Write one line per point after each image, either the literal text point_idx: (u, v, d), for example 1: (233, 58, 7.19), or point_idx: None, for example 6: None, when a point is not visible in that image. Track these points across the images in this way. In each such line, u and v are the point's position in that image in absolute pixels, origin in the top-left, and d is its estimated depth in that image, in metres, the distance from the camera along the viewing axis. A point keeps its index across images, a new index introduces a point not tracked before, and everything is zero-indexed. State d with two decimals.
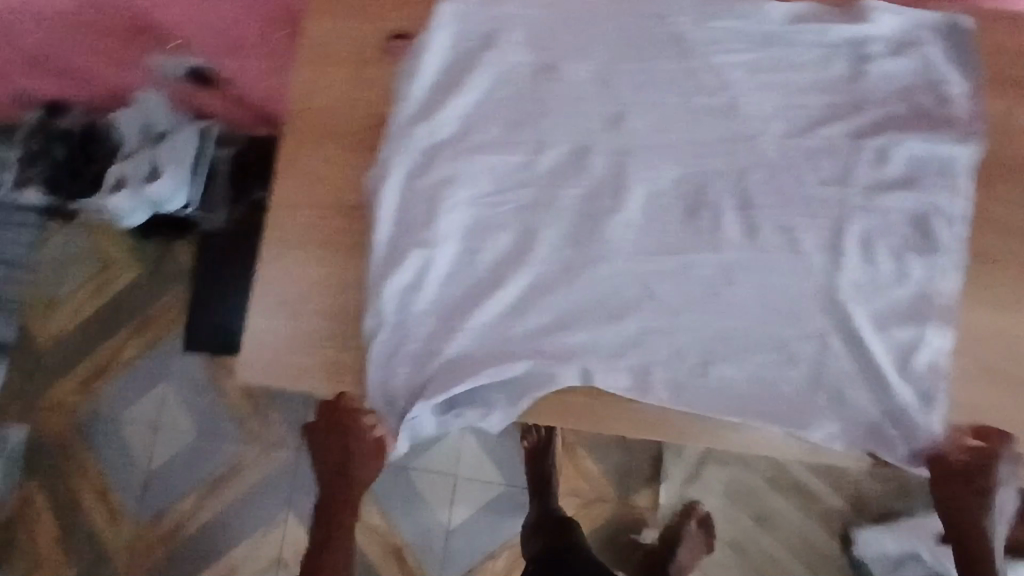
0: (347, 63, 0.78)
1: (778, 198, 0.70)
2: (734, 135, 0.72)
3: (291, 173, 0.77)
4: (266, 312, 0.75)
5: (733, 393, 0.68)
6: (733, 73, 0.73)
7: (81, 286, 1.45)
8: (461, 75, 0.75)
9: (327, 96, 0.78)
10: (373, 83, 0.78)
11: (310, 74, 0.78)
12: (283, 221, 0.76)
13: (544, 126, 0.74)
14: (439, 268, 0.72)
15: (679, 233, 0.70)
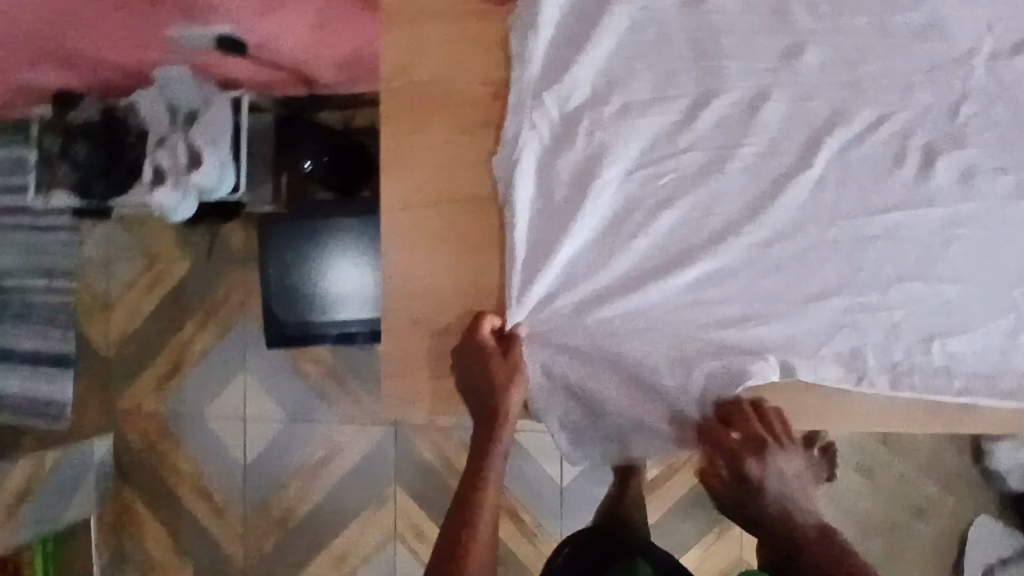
0: (443, 26, 0.66)
1: (998, 131, 0.58)
2: (947, 55, 0.58)
3: (402, 170, 0.67)
4: (398, 335, 0.67)
5: (960, 366, 0.59)
6: None
7: (132, 283, 1.35)
8: (587, 19, 0.58)
9: (426, 69, 0.66)
10: (476, 44, 0.66)
11: (404, 47, 0.66)
12: (403, 227, 0.67)
13: (702, 74, 0.58)
14: (595, 266, 0.59)
15: (885, 186, 0.58)
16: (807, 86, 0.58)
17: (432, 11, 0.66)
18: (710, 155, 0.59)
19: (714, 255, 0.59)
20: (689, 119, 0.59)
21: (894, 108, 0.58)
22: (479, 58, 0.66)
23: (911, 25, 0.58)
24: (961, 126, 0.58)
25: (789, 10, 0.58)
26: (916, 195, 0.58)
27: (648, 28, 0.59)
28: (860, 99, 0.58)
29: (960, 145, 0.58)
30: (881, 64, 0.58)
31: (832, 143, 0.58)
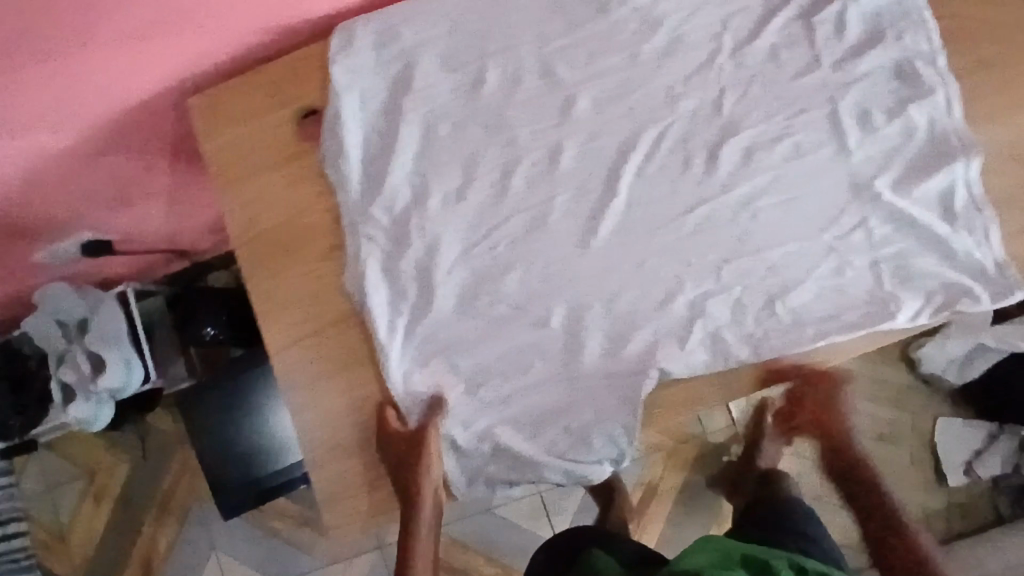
0: (271, 174, 0.72)
1: (764, 107, 0.65)
2: (695, 61, 0.66)
3: (275, 308, 0.70)
4: (319, 461, 0.70)
5: (811, 316, 0.64)
6: (661, 7, 0.67)
7: (77, 507, 1.31)
8: (386, 134, 0.69)
9: (265, 216, 0.71)
10: (303, 180, 0.72)
11: (243, 199, 0.71)
12: (290, 362, 0.70)
13: (502, 146, 0.68)
14: (461, 339, 0.66)
15: (685, 186, 0.65)
16: (591, 125, 0.67)
17: (256, 164, 0.72)
18: (538, 204, 0.67)
19: (565, 298, 0.65)
20: (501, 186, 0.67)
21: (667, 121, 0.66)
22: (308, 193, 0.71)
23: (658, 47, 0.66)
24: (729, 119, 0.65)
25: (554, 68, 0.68)
26: (710, 187, 0.65)
27: (439, 122, 0.68)
28: (639, 120, 0.66)
29: (733, 135, 0.65)
30: (643, 89, 0.66)
31: (629, 167, 0.66)
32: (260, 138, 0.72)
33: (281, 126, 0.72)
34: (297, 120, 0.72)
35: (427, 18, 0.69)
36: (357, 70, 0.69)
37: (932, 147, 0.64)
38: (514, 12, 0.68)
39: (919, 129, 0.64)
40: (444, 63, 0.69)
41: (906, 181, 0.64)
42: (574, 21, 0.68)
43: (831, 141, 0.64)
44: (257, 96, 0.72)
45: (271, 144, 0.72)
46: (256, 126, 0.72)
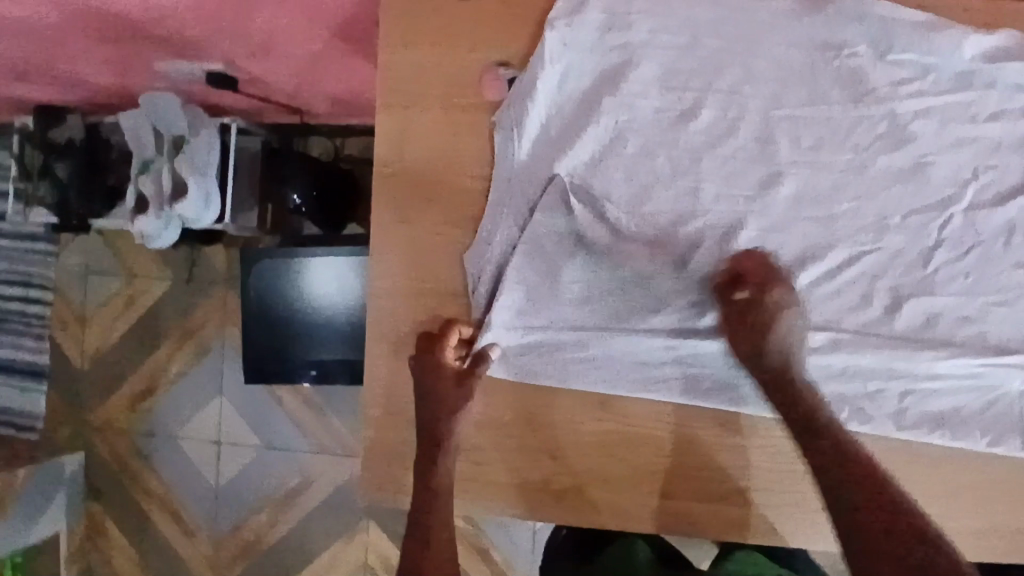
0: (433, 114, 0.66)
1: (968, 279, 0.60)
2: (924, 198, 0.60)
3: (387, 253, 0.66)
4: (377, 421, 0.67)
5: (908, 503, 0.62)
6: (915, 124, 0.61)
7: (110, 299, 1.33)
8: (573, 127, 0.63)
9: (416, 155, 0.66)
10: (469, 131, 0.65)
11: (397, 129, 0.66)
12: (383, 313, 0.66)
13: (685, 194, 0.63)
14: (560, 361, 0.64)
15: (851, 320, 0.61)
16: (784, 212, 0.62)
17: (423, 97, 0.66)
18: (699, 263, 0.63)
19: (675, 370, 0.63)
20: (666, 232, 0.63)
21: (865, 247, 0.61)
22: (470, 151, 0.65)
23: (890, 163, 0.61)
24: (930, 276, 0.60)
25: (774, 135, 0.62)
26: (878, 331, 0.60)
27: (626, 140, 0.63)
28: (834, 233, 0.61)
29: (923, 294, 0.60)
30: (855, 203, 0.61)
31: (803, 278, 0.61)
32: (438, 70, 0.65)
33: (465, 67, 0.65)
34: (485, 67, 0.65)
35: (670, 24, 0.62)
36: (571, 44, 0.62)
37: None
38: (762, 59, 0.62)
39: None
40: (663, 81, 0.62)
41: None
42: (818, 98, 0.61)
43: (1019, 343, 0.60)
44: (454, 26, 0.65)
45: (445, 82, 0.65)
46: (439, 56, 0.65)
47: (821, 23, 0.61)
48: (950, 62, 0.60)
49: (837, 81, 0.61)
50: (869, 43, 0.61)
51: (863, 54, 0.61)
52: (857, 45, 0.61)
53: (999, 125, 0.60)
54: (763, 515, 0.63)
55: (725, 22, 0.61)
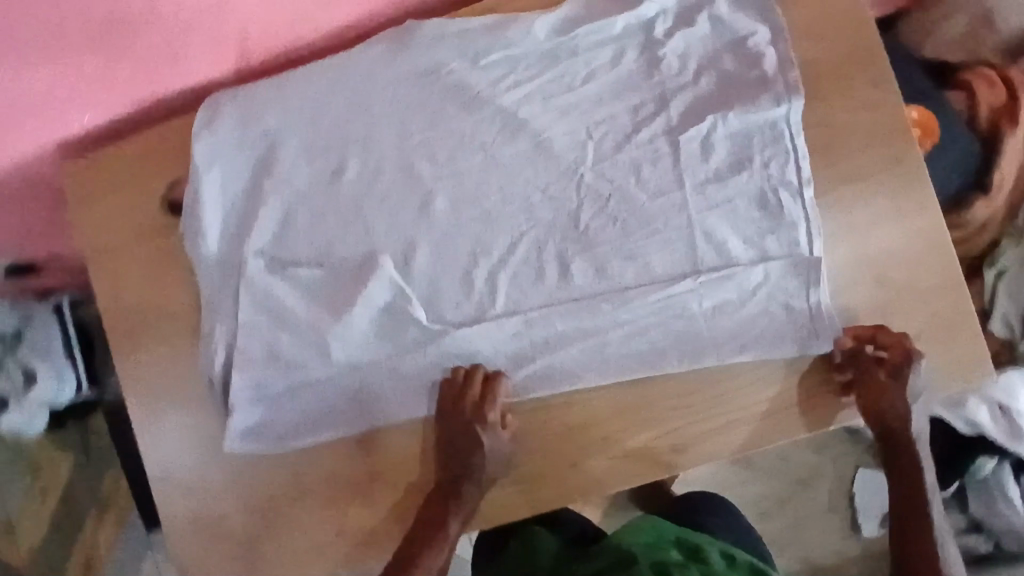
0: (134, 250, 0.72)
1: (619, 225, 0.65)
2: (556, 168, 0.66)
3: (138, 386, 0.71)
4: (189, 532, 0.71)
5: (678, 416, 0.67)
6: (525, 107, 0.66)
7: (23, 506, 1.29)
8: (247, 212, 0.69)
9: (134, 288, 0.72)
10: (171, 253, 0.72)
11: (108, 275, 0.72)
12: (157, 437, 0.72)
13: (361, 236, 0.68)
14: (311, 415, 0.70)
15: (534, 294, 0.66)
16: (448, 223, 0.67)
17: (122, 240, 0.73)
18: (392, 295, 0.68)
19: (412, 389, 0.68)
20: (356, 278, 0.68)
21: (524, 228, 0.66)
22: (179, 268, 0.72)
23: (517, 150, 0.66)
24: (584, 231, 0.65)
25: (414, 162, 0.68)
26: (558, 296, 0.66)
27: (296, 212, 0.69)
28: (494, 226, 0.67)
29: (585, 250, 0.65)
30: (501, 193, 0.67)
31: (481, 272, 0.67)
32: (125, 212, 0.73)
33: (145, 200, 0.73)
34: (162, 193, 0.73)
35: (291, 101, 0.68)
36: (219, 146, 0.68)
37: (798, 275, 0.64)
38: (379, 101, 0.68)
39: (772, 255, 0.64)
40: (305, 149, 0.69)
41: (766, 312, 0.64)
42: (437, 116, 0.67)
43: (681, 265, 0.64)
44: (125, 170, 0.72)
45: (134, 219, 0.73)
46: (124, 197, 0.73)
47: (414, 53, 0.67)
48: (530, 45, 0.66)
49: (447, 96, 0.67)
50: (460, 56, 0.67)
51: (458, 67, 0.67)
52: (451, 60, 0.67)
53: (595, 83, 0.66)
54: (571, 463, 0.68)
55: (337, 82, 0.68)
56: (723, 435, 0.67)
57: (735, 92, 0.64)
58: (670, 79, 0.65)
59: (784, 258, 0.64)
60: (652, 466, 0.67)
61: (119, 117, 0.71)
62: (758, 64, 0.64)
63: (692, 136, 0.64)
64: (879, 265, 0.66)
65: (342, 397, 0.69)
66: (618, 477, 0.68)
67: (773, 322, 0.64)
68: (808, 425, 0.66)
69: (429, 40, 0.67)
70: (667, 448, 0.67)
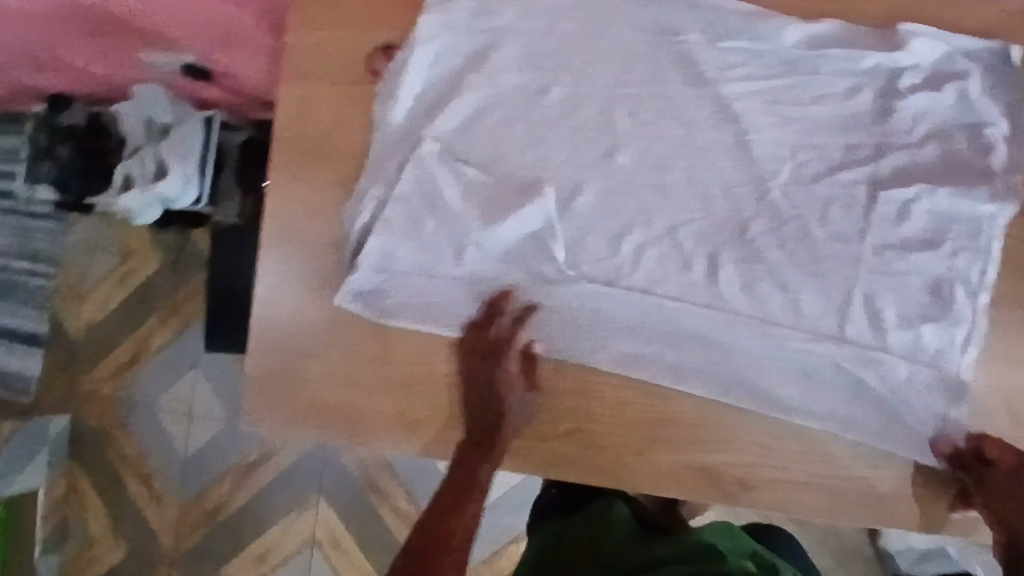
0: (328, 86, 0.75)
1: (787, 250, 0.64)
2: (749, 173, 0.65)
3: (280, 207, 0.74)
4: (267, 358, 0.73)
5: (774, 451, 0.66)
6: (744, 103, 0.65)
7: (106, 275, 1.37)
8: (442, 94, 0.70)
9: (312, 120, 0.74)
10: (359, 102, 0.75)
11: (295, 99, 0.74)
12: (278, 262, 0.73)
13: (537, 159, 0.69)
14: (425, 305, 0.71)
15: (676, 280, 0.66)
16: (622, 179, 0.67)
17: (321, 73, 0.75)
18: (542, 224, 0.69)
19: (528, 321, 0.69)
20: (515, 194, 0.69)
21: (692, 215, 0.66)
22: (360, 119, 0.75)
23: (717, 139, 0.66)
24: (750, 241, 0.65)
25: (613, 111, 0.68)
26: (697, 291, 0.66)
27: (487, 113, 0.70)
28: (665, 201, 0.66)
29: (741, 258, 0.65)
30: (686, 172, 0.66)
31: (633, 237, 0.67)
32: (334, 50, 0.75)
33: (355, 46, 0.75)
34: (373, 46, 0.75)
35: (526, 8, 0.69)
36: (448, 26, 0.69)
37: (943, 386, 0.63)
38: (607, 40, 0.68)
39: (923, 348, 0.63)
40: (523, 57, 0.69)
41: (895, 403, 0.64)
42: (655, 76, 0.67)
43: (831, 323, 0.64)
44: (349, 13, 0.75)
45: (340, 59, 0.75)
46: (337, 34, 0.75)
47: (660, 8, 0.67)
48: (775, 46, 0.65)
49: (672, 61, 0.67)
50: (701, 30, 0.66)
51: (696, 39, 0.66)
52: (692, 29, 0.66)
53: (822, 107, 0.64)
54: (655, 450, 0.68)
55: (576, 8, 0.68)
56: (790, 491, 0.66)
57: (953, 173, 0.63)
58: (897, 133, 0.64)
59: (933, 354, 0.63)
60: (711, 488, 0.67)
61: None
62: (987, 155, 0.62)
63: (894, 197, 0.63)
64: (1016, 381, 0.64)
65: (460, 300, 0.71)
66: (673, 484, 0.67)
67: (894, 412, 0.64)
68: (873, 514, 0.66)
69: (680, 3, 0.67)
70: (752, 476, 0.66)
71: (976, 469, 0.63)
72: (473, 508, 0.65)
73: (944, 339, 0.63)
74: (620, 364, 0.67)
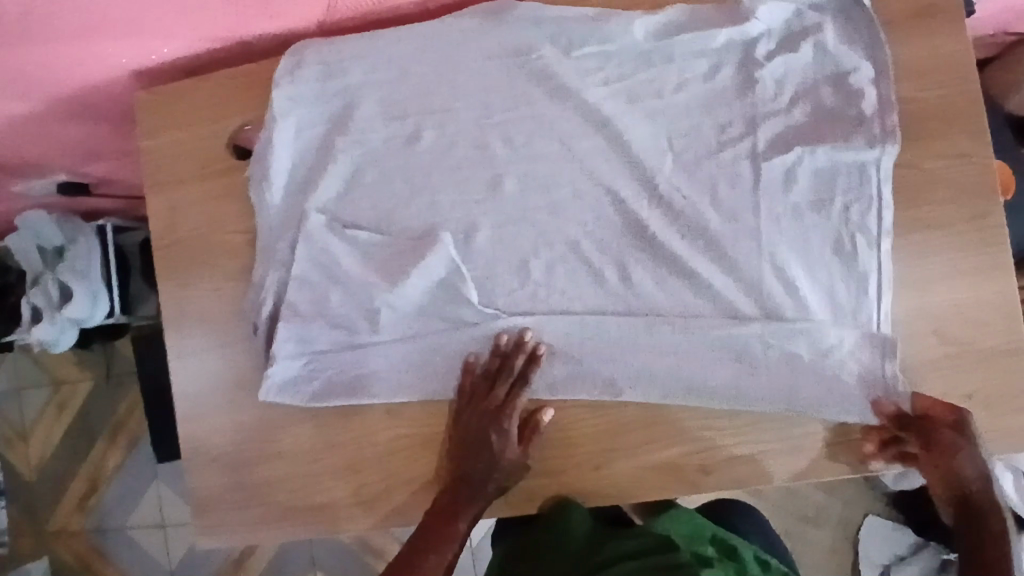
0: (192, 182, 0.73)
1: (689, 239, 0.64)
2: (632, 173, 0.65)
3: (180, 312, 0.73)
4: (211, 464, 0.73)
5: (722, 432, 0.66)
6: (613, 106, 0.65)
7: (43, 411, 1.31)
8: (315, 164, 0.70)
9: (194, 221, 0.73)
10: (236, 192, 0.73)
11: (165, 202, 0.74)
12: (195, 367, 0.73)
13: (424, 206, 0.68)
14: (353, 380, 0.69)
15: (590, 293, 0.66)
16: (512, 210, 0.67)
17: (183, 170, 0.74)
18: (446, 273, 0.67)
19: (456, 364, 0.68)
20: (411, 248, 0.68)
21: (588, 227, 0.66)
22: (240, 209, 0.73)
23: (594, 146, 0.66)
24: (651, 240, 0.65)
25: (488, 143, 0.67)
26: (613, 301, 0.66)
27: (363, 174, 0.69)
28: (557, 217, 0.66)
29: (645, 260, 0.65)
30: (573, 188, 0.66)
31: (537, 263, 0.67)
32: (188, 143, 0.73)
33: (207, 134, 0.73)
34: (224, 129, 0.73)
35: (374, 61, 0.67)
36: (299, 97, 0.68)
37: (868, 338, 0.62)
38: (463, 73, 0.67)
39: (839, 307, 0.62)
40: (385, 109, 0.68)
41: (827, 374, 0.63)
42: (520, 101, 0.67)
43: (745, 303, 0.63)
44: (192, 103, 0.72)
45: (197, 151, 0.73)
46: (190, 128, 0.73)
47: (506, 28, 0.65)
48: (625, 44, 0.64)
49: (532, 79, 0.66)
50: (551, 44, 0.65)
51: (551, 53, 0.65)
52: (542, 43, 0.65)
53: (686, 94, 0.64)
54: (606, 454, 0.67)
55: (424, 50, 0.67)
56: (757, 464, 0.65)
57: (829, 128, 0.62)
58: (764, 102, 0.63)
59: (850, 311, 0.62)
60: (676, 479, 0.66)
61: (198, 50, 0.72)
62: (857, 101, 0.61)
63: (775, 164, 0.62)
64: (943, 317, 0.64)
65: (386, 366, 0.69)
66: (640, 488, 0.67)
67: (829, 381, 0.63)
68: (847, 472, 0.65)
69: (522, 21, 0.65)
70: (702, 455, 0.66)
71: (915, 425, 0.61)
72: (450, 556, 0.66)
73: (857, 293, 0.62)
74: (555, 389, 0.67)
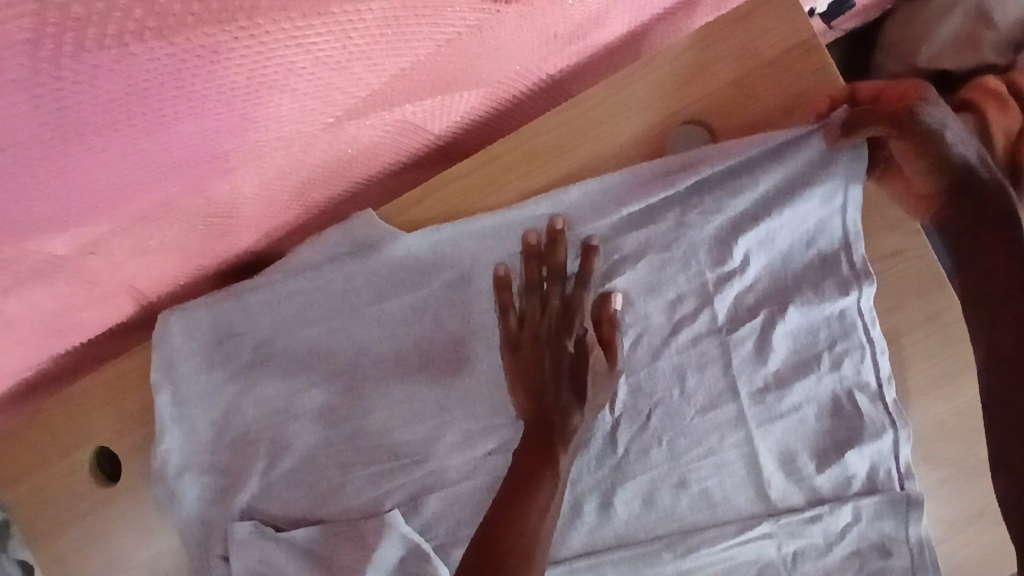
0: (72, 524, 0.63)
1: (665, 443, 0.55)
2: None
3: None
4: None
5: None
6: None
7: None
8: (229, 467, 0.60)
9: (75, 558, 0.63)
10: (127, 521, 0.62)
11: (52, 554, 0.64)
12: None
13: (359, 483, 0.58)
14: None
15: (571, 531, 0.56)
16: (464, 464, 0.57)
17: (56, 514, 0.63)
18: (405, 552, 0.55)
19: None
20: (357, 534, 0.56)
21: None
22: (126, 540, 0.63)
23: None
24: (623, 459, 0.56)
25: (414, 394, 0.58)
26: (601, 539, 0.56)
27: (279, 463, 0.59)
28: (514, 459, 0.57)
29: (622, 482, 0.56)
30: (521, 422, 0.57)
31: None
32: (53, 481, 0.63)
33: (74, 468, 0.63)
34: (87, 456, 0.63)
35: (261, 333, 0.59)
36: (180, 398, 0.59)
37: (893, 504, 0.54)
38: (361, 324, 0.58)
39: (856, 477, 0.55)
40: (283, 387, 0.59)
41: (866, 548, 0.55)
42: (433, 342, 0.58)
43: (751, 500, 0.55)
44: (40, 441, 0.62)
45: (66, 490, 0.63)
46: (48, 467, 0.63)
47: (392, 256, 0.57)
48: None
49: (440, 308, 0.58)
50: (448, 265, 0.57)
51: (452, 277, 0.57)
52: (439, 270, 0.57)
53: (619, 280, 0.55)
54: None
55: (311, 308, 0.58)
56: None
57: (788, 283, 0.55)
58: (710, 269, 0.55)
59: (868, 476, 0.55)
60: None
61: (33, 381, 0.60)
62: (812, 243, 0.55)
63: (743, 336, 0.55)
64: (974, 428, 0.57)
65: None
66: None
67: (866, 565, 0.55)
68: None
69: (407, 250, 0.57)
70: None
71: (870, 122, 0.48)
72: None
73: (874, 454, 0.54)
74: None
